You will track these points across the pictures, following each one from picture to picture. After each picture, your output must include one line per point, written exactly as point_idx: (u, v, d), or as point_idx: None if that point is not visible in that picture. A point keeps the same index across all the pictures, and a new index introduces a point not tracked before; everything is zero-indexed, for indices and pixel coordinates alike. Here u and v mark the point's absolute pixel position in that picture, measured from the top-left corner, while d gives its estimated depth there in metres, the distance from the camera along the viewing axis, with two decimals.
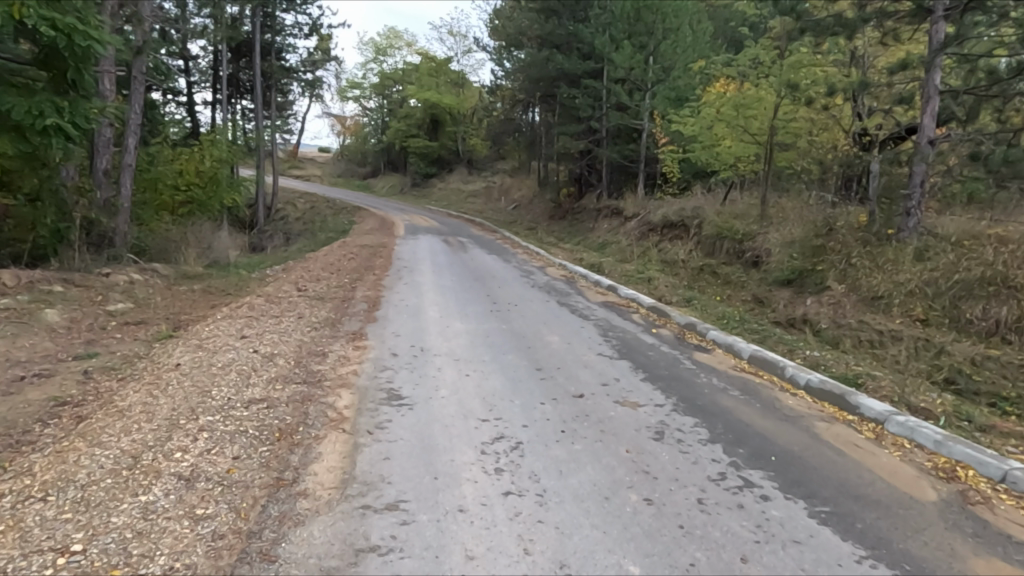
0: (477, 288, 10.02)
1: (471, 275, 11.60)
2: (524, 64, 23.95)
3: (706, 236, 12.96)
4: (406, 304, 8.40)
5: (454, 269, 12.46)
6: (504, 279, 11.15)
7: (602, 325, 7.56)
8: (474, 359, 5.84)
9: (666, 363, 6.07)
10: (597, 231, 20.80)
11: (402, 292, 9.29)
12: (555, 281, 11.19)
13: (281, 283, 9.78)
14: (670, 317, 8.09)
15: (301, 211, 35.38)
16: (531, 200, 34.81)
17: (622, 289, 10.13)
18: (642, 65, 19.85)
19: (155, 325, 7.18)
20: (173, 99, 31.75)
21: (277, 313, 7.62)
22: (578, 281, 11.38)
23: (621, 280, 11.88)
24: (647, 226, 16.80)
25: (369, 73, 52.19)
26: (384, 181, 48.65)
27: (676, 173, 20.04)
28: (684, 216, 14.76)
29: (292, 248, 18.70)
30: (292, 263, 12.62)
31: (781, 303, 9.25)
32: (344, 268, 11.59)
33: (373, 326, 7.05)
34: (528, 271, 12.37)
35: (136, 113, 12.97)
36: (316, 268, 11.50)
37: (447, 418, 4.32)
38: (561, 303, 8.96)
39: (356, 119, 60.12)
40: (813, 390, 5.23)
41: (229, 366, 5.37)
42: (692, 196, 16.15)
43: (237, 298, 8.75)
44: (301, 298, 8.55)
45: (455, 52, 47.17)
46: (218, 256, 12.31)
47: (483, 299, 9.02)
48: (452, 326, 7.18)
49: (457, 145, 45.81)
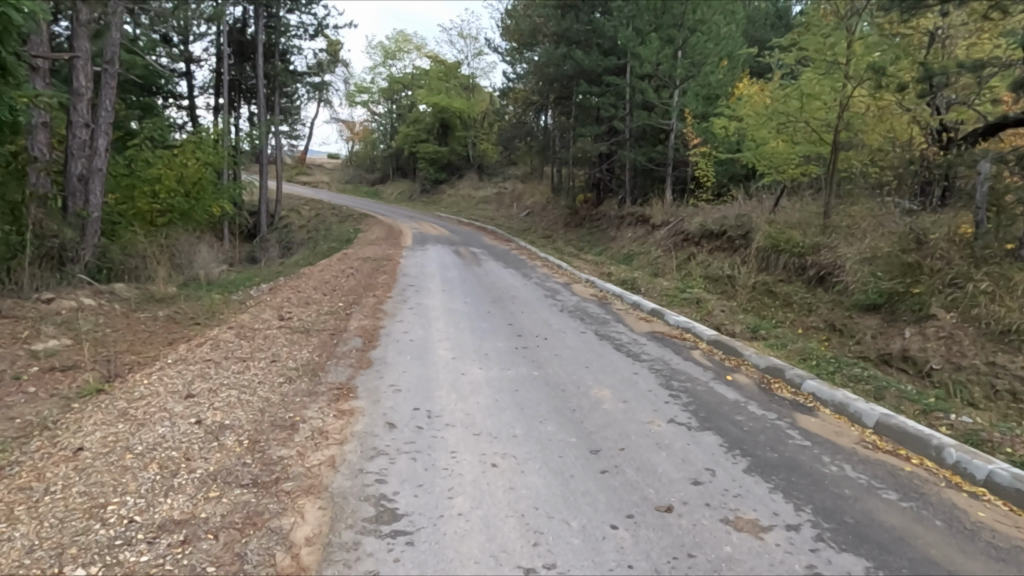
0: (497, 314, 8.37)
1: (489, 295, 9.94)
2: (540, 62, 22.37)
3: (758, 248, 11.26)
4: (409, 339, 6.77)
5: (468, 287, 10.84)
6: (527, 301, 9.50)
7: (661, 371, 5.89)
8: (500, 433, 4.20)
9: (768, 435, 4.39)
10: (622, 241, 19.12)
11: (406, 321, 7.66)
12: (587, 304, 9.52)
13: (263, 309, 8.17)
14: (743, 357, 6.41)
15: (306, 219, 33.92)
16: (545, 207, 33.17)
17: (669, 315, 8.45)
18: (670, 60, 18.23)
19: (86, 371, 5.58)
20: (173, 102, 30.48)
21: (246, 355, 5.96)
22: (613, 302, 9.72)
23: (662, 299, 10.23)
24: (682, 237, 15.11)
25: (378, 77, 50.87)
26: (393, 187, 47.30)
27: (711, 177, 18.35)
28: (727, 225, 13.06)
29: (290, 260, 17.11)
30: (282, 280, 11.03)
31: (869, 333, 7.57)
32: (339, 288, 9.96)
33: (365, 375, 5.41)
34: (553, 291, 10.73)
35: (107, 111, 11.41)
36: (307, 288, 9.86)
37: (469, 569, 2.68)
38: (601, 337, 7.29)
39: (365, 125, 58.80)
40: (1007, 492, 3.54)
41: (151, 454, 3.71)
42: (732, 202, 14.53)
43: (203, 332, 7.11)
44: (280, 332, 6.90)
45: (465, 54, 45.77)
46: (198, 274, 10.77)
47: (505, 330, 7.36)
48: (467, 374, 5.54)
49: (467, 150, 44.31)
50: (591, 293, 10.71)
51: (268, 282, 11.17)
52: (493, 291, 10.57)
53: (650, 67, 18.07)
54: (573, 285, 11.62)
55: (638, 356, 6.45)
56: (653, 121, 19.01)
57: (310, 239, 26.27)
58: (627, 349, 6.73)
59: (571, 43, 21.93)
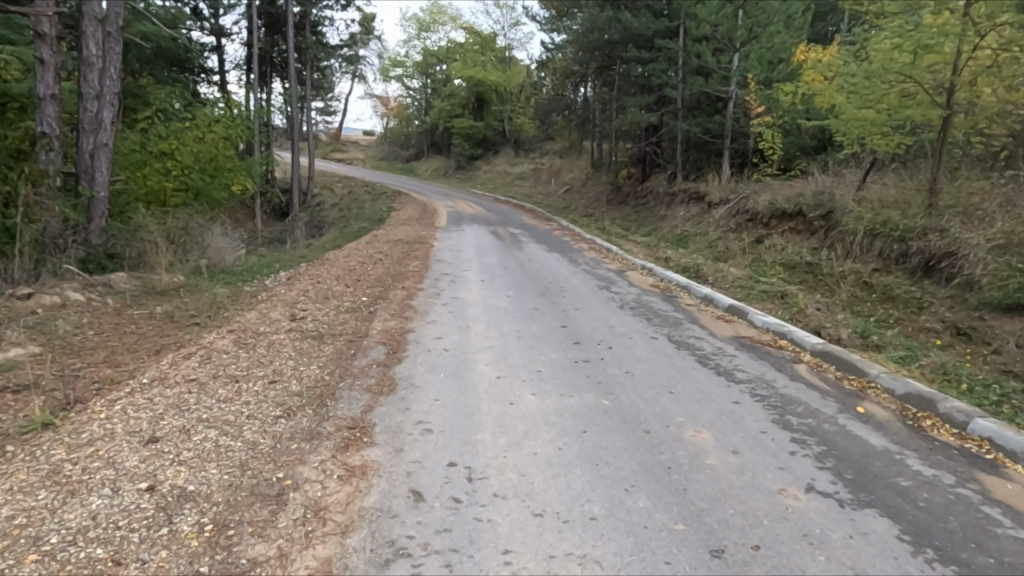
0: (548, 311, 7.08)
1: (535, 287, 8.63)
2: (584, 27, 20.77)
3: (848, 231, 9.75)
4: (444, 348, 5.50)
5: (511, 276, 9.55)
6: (581, 295, 8.17)
7: (767, 400, 4.53)
8: (573, 514, 2.92)
9: (961, 518, 3.01)
10: (674, 222, 17.62)
11: (440, 322, 6.42)
12: (650, 298, 8.15)
13: (273, 306, 7.00)
14: (868, 377, 5.01)
15: (339, 197, 32.99)
16: (585, 183, 31.59)
17: (753, 315, 7.04)
18: (730, 20, 16.52)
19: (40, 392, 4.48)
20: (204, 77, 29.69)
21: (241, 373, 4.76)
22: (679, 296, 8.33)
23: (736, 290, 8.84)
24: (748, 217, 13.58)
25: (412, 51, 49.48)
26: (427, 163, 46.21)
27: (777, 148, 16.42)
28: (806, 206, 11.51)
29: (318, 242, 16.04)
30: (303, 267, 9.91)
31: (1014, 340, 6.11)
32: (365, 278, 8.76)
33: (386, 407, 4.15)
34: (609, 282, 9.37)
35: (113, 79, 10.31)
36: (329, 277, 8.70)
37: None
38: (677, 345, 5.94)
39: (399, 100, 57.54)
40: None
41: (66, 554, 2.53)
42: (805, 178, 12.99)
43: (200, 336, 5.96)
44: (288, 339, 5.70)
45: (502, 25, 44.07)
46: (210, 261, 9.76)
47: (560, 336, 6.06)
48: (518, 404, 4.27)
49: (504, 125, 42.77)
50: (651, 283, 9.33)
51: (287, 268, 10.08)
52: (538, 280, 9.27)
53: (708, 29, 16.36)
54: (629, 274, 10.25)
55: (730, 375, 5.10)
56: (710, 89, 17.36)
57: (341, 218, 25.33)
58: (714, 364, 5.37)
59: (618, 6, 20.24)
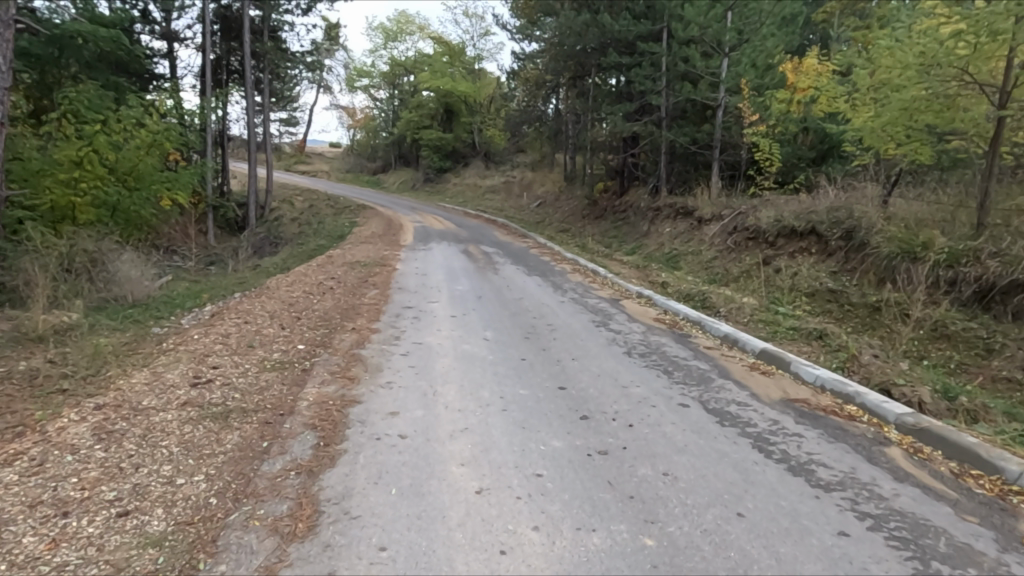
0: (539, 364, 5.48)
1: (518, 326, 7.04)
2: (560, 32, 19.42)
3: (880, 255, 8.40)
4: (398, 435, 3.86)
5: (488, 309, 7.96)
6: (576, 337, 6.62)
7: (887, 529, 3.00)
8: None
9: None
10: (661, 240, 16.26)
11: (397, 385, 4.79)
12: (662, 340, 6.62)
13: (174, 362, 5.26)
14: (1006, 477, 3.54)
15: (299, 211, 31.02)
16: (559, 197, 30.20)
17: (798, 367, 5.54)
18: (718, 23, 15.32)
19: None
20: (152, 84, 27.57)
21: (76, 497, 3.05)
22: (695, 337, 6.82)
23: (758, 326, 7.41)
24: (749, 236, 12.25)
25: (378, 60, 47.77)
26: (395, 176, 44.50)
27: (777, 156, 15.01)
28: (821, 224, 10.18)
29: (267, 264, 14.24)
30: (235, 299, 8.18)
31: None
32: (307, 315, 7.08)
33: (294, 573, 2.50)
34: (606, 316, 7.84)
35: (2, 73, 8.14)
36: (263, 315, 7.00)
37: None
38: (717, 417, 4.41)
39: (366, 111, 55.72)
40: None
41: None
42: (811, 193, 11.74)
43: (54, 414, 4.21)
44: (176, 423, 3.98)
45: (471, 34, 42.72)
46: (117, 292, 7.97)
47: (559, 406, 4.46)
48: (511, 555, 2.66)
49: (473, 137, 41.28)
50: (655, 318, 7.82)
51: (216, 301, 8.33)
52: (521, 315, 7.68)
53: (696, 31, 15.12)
54: (625, 305, 8.73)
55: (810, 474, 3.57)
56: (698, 95, 16.10)
57: (300, 233, 23.53)
58: (780, 453, 3.85)
59: (597, 9, 18.95)
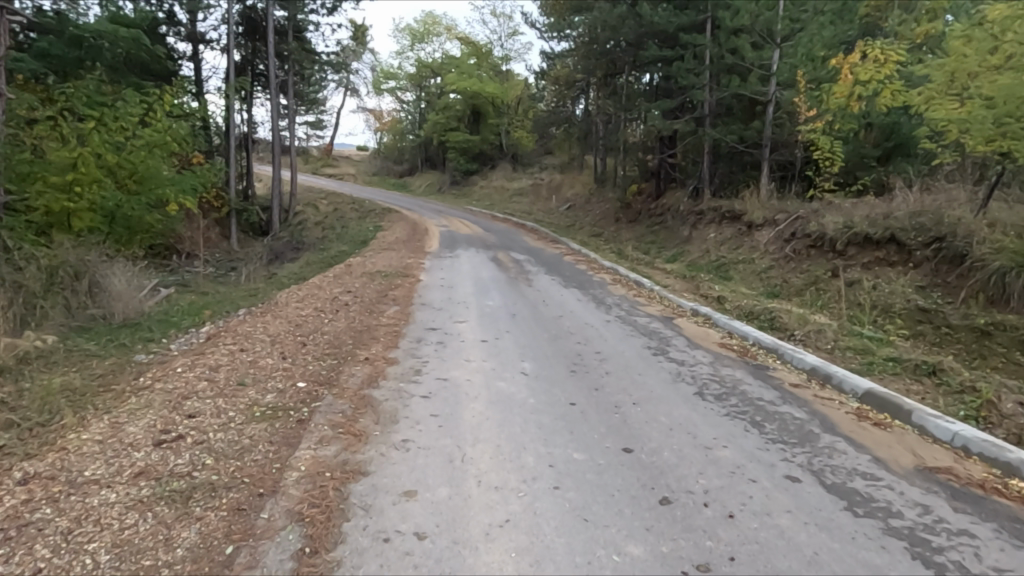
0: (593, 412, 4.39)
1: (561, 354, 5.96)
2: (595, 25, 18.33)
3: (988, 271, 7.22)
4: (415, 533, 2.80)
5: (525, 331, 6.89)
6: (633, 371, 5.51)
7: None
8: None
9: None
10: (706, 247, 15.06)
11: (414, 446, 3.73)
12: (737, 376, 5.48)
13: (143, 409, 4.24)
14: None
15: (323, 215, 30.32)
16: (589, 200, 29.05)
17: (926, 418, 4.35)
18: (770, 10, 14.12)
19: None
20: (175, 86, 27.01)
21: None
22: (777, 371, 5.65)
23: (847, 354, 6.25)
24: (811, 244, 11.02)
25: (405, 62, 47.03)
26: (422, 179, 43.72)
27: (837, 156, 13.45)
28: (902, 232, 8.92)
29: (283, 273, 13.38)
30: (237, 319, 7.23)
31: None
32: (315, 341, 6.07)
33: None
34: (662, 341, 6.70)
35: None
36: (264, 341, 6.01)
37: None
38: (844, 501, 3.26)
39: (393, 114, 55.15)
40: None
41: None
42: (884, 197, 10.50)
43: None
44: (117, 509, 2.95)
45: (499, 35, 41.77)
46: (106, 310, 7.12)
47: (629, 482, 3.36)
48: None
49: (501, 138, 40.32)
50: (720, 345, 6.66)
51: (216, 320, 7.38)
52: (563, 339, 6.59)
53: (745, 20, 13.92)
54: (681, 327, 7.58)
55: None
56: (746, 90, 14.85)
57: (323, 239, 22.75)
58: (957, 570, 2.69)
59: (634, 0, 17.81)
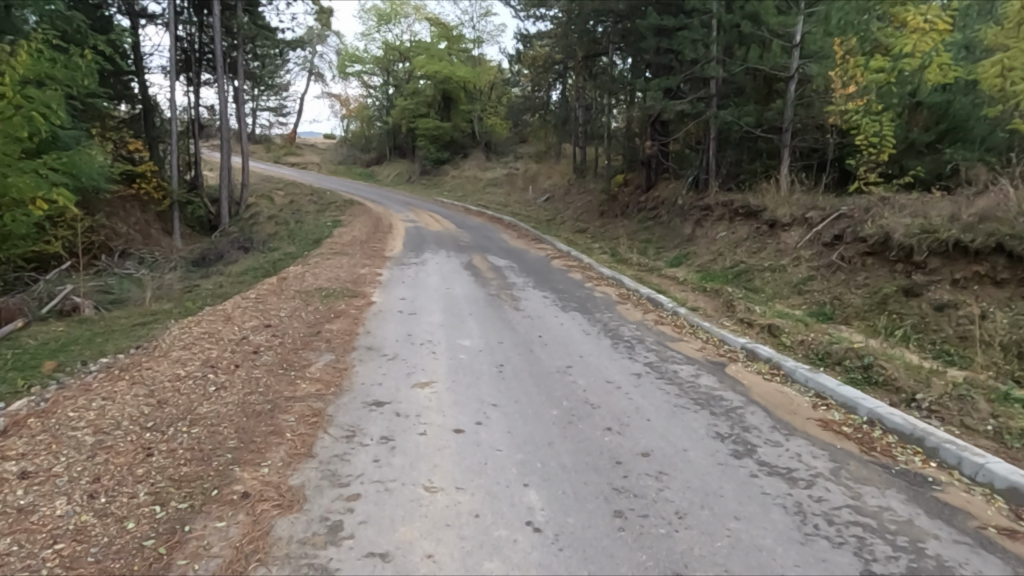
0: None
1: (587, 462, 3.57)
2: None
3: None
4: None
5: (522, 403, 4.47)
6: (722, 508, 3.13)
7: None
8: None
9: None
10: (718, 249, 12.82)
11: None
12: (900, 516, 3.14)
13: None
14: None
15: (278, 207, 27.46)
16: (569, 191, 26.70)
17: None
18: None
19: None
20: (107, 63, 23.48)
21: None
22: (964, 501, 3.31)
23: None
24: (868, 251, 8.84)
25: (371, 44, 43.90)
26: (389, 169, 40.90)
27: (886, 143, 11.06)
28: (1015, 240, 6.77)
29: (205, 286, 10.72)
30: (74, 386, 4.69)
31: None
32: (172, 445, 3.59)
33: None
34: (734, 422, 4.33)
35: None
36: (80, 449, 3.50)
37: None
38: None
39: (359, 100, 51.92)
40: None
41: None
42: (964, 195, 8.36)
43: None
44: None
45: (471, 15, 38.99)
46: None
47: None
48: None
49: (473, 126, 37.60)
50: (823, 428, 4.31)
51: (45, 386, 4.82)
52: (585, 421, 4.18)
53: None
54: (742, 385, 5.22)
55: None
56: (765, 64, 12.53)
57: (273, 236, 20.04)
58: None
59: None
